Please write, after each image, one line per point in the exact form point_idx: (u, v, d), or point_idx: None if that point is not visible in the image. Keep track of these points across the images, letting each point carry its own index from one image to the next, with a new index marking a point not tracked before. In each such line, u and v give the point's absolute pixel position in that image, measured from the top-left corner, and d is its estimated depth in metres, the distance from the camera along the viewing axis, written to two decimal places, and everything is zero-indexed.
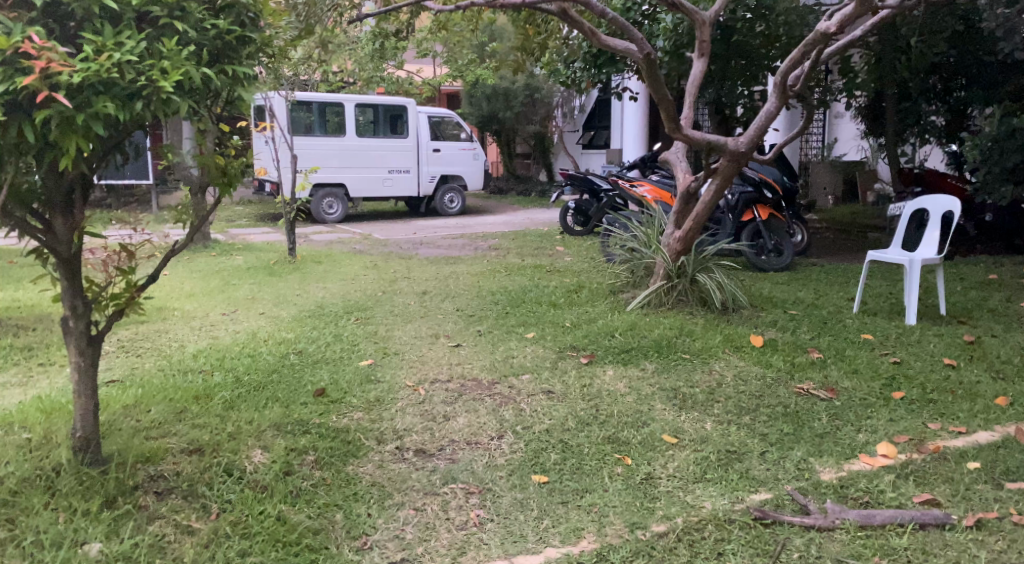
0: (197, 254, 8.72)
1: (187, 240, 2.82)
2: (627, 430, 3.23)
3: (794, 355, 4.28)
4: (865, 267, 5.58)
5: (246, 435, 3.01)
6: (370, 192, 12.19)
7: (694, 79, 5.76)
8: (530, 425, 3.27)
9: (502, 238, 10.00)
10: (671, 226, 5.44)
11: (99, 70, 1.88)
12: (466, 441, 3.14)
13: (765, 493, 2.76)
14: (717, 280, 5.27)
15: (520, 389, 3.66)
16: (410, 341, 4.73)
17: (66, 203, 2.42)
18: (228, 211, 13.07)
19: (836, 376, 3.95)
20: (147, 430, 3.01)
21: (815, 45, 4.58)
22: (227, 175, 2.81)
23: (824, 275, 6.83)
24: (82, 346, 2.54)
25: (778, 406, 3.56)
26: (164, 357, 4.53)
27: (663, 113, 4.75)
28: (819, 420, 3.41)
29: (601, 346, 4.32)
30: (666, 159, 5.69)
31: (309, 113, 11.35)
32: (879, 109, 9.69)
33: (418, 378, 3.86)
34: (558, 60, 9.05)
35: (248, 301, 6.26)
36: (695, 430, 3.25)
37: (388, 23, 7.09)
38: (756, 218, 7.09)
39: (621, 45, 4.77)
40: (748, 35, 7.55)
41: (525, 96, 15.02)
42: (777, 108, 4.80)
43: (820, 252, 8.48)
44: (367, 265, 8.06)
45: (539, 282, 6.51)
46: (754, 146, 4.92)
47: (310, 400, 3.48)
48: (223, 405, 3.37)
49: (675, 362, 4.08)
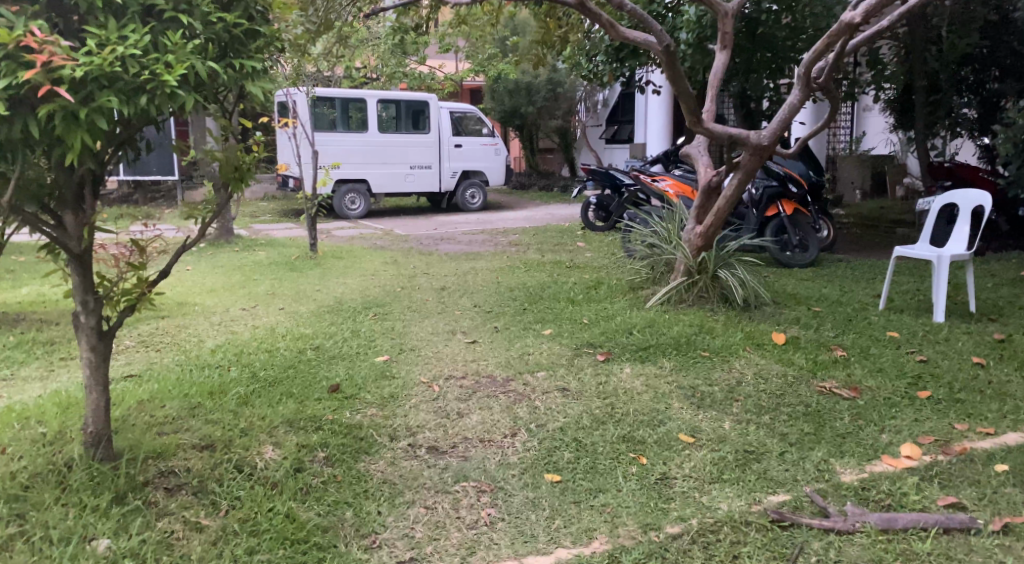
0: (220, 249, 8.79)
1: (199, 237, 2.80)
2: (643, 429, 3.17)
3: (817, 354, 4.19)
4: (892, 263, 5.46)
5: (259, 431, 3.00)
6: (392, 188, 12.20)
7: (717, 72, 5.64)
8: (545, 423, 3.22)
9: (523, 233, 9.95)
10: (691, 222, 5.34)
11: (102, 65, 1.87)
12: (480, 438, 3.12)
13: (783, 495, 2.69)
14: (739, 277, 5.17)
15: (535, 387, 3.62)
16: (427, 337, 4.71)
17: (76, 199, 2.42)
18: (252, 206, 13.18)
19: (860, 375, 3.88)
20: (160, 425, 3.01)
21: (841, 35, 4.43)
22: (239, 171, 2.79)
23: (850, 271, 6.69)
24: (93, 342, 2.54)
25: (799, 404, 3.48)
26: (182, 352, 4.57)
27: (684, 106, 4.64)
28: (841, 419, 3.34)
29: (618, 343, 4.25)
30: (688, 152, 5.58)
31: (332, 109, 11.40)
32: (908, 102, 9.48)
33: (433, 374, 3.83)
34: (580, 54, 9.00)
35: (269, 297, 6.28)
36: (712, 430, 3.18)
37: (407, 17, 7.09)
38: (781, 213, 6.96)
39: (641, 37, 4.66)
40: (774, 27, 7.43)
41: (547, 91, 14.93)
42: (801, 100, 4.67)
43: (847, 248, 8.33)
44: (387, 260, 8.08)
45: (558, 279, 6.46)
46: (777, 139, 4.80)
47: (325, 396, 3.48)
48: (237, 401, 3.36)
49: (694, 359, 4.01)
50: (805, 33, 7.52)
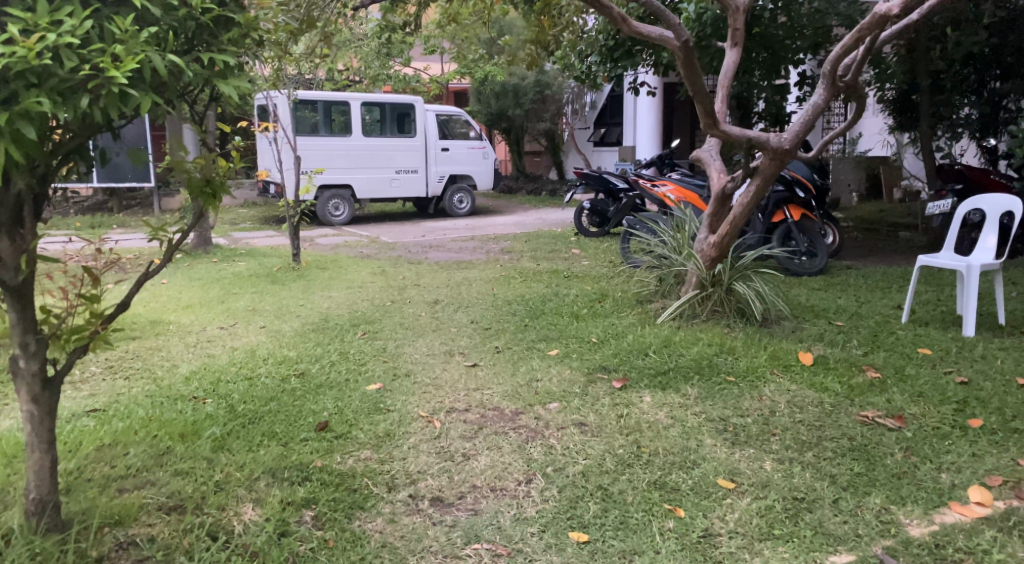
0: (198, 260, 8.36)
1: (164, 261, 2.41)
2: (675, 473, 2.81)
3: (850, 375, 3.84)
4: (915, 273, 5.12)
5: (236, 485, 2.59)
6: (378, 193, 11.78)
7: (728, 72, 5.29)
8: (563, 467, 2.85)
9: (515, 239, 9.57)
10: (704, 231, 4.97)
11: (26, 56, 1.47)
12: (490, 487, 2.73)
13: (847, 555, 2.34)
14: (756, 290, 4.81)
15: (547, 422, 3.24)
16: (422, 360, 4.31)
17: (12, 222, 2.01)
18: (231, 213, 12.69)
19: (902, 401, 3.53)
20: (120, 480, 2.59)
21: (871, 29, 4.12)
22: (211, 184, 2.42)
23: (863, 279, 6.36)
24: (36, 391, 2.15)
25: (843, 438, 3.13)
26: (154, 381, 4.15)
27: (700, 107, 4.31)
28: (893, 456, 2.98)
29: (634, 367, 3.87)
30: (699, 158, 5.21)
31: (314, 112, 10.95)
32: (909, 103, 9.17)
33: (434, 407, 3.44)
34: (572, 54, 8.63)
35: (249, 313, 5.86)
36: (753, 472, 2.82)
37: (393, 16, 6.70)
38: (788, 218, 6.59)
39: (654, 32, 4.32)
40: (772, 26, 7.10)
41: (535, 93, 14.51)
42: (827, 100, 4.35)
43: (854, 253, 8.00)
44: (374, 271, 7.68)
45: (558, 290, 6.08)
46: (799, 142, 4.46)
47: (311, 436, 3.08)
48: (212, 443, 2.95)
49: (719, 386, 3.64)
50: (806, 31, 7.20)
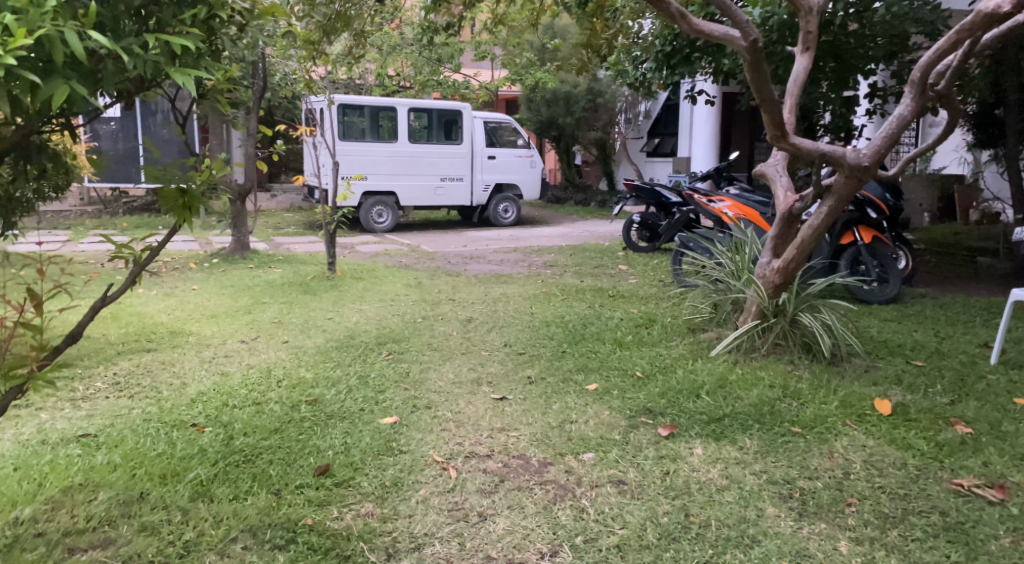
0: (233, 265, 8.13)
1: (127, 283, 2.05)
2: (730, 552, 2.34)
3: (937, 430, 3.30)
4: (1007, 308, 4.50)
5: (206, 549, 2.25)
6: (421, 201, 11.47)
7: (797, 79, 4.78)
8: (595, 537, 2.40)
9: (561, 253, 9.11)
10: (767, 255, 4.46)
11: None
12: (507, 559, 2.30)
13: None
14: (824, 322, 4.28)
15: (580, 477, 2.79)
16: (447, 389, 3.89)
17: None
18: (275, 217, 12.51)
19: (1002, 465, 2.98)
20: (78, 535, 2.28)
21: (972, 30, 3.61)
22: (186, 196, 2.15)
23: (941, 311, 5.72)
24: None
25: (931, 512, 2.61)
26: (158, 400, 3.83)
27: (767, 117, 3.84)
28: (996, 539, 2.46)
29: (683, 411, 3.40)
30: (763, 173, 4.70)
31: (362, 118, 10.72)
32: (993, 118, 8.42)
33: (450, 450, 3.03)
34: (626, 60, 8.18)
35: (274, 327, 5.53)
36: (825, 555, 2.34)
37: (437, 17, 6.33)
38: (857, 241, 6.00)
39: (718, 31, 3.86)
40: (841, 33, 6.54)
41: (587, 102, 14.07)
42: (914, 111, 3.84)
43: (927, 280, 7.32)
44: (410, 282, 7.33)
45: (602, 312, 5.60)
46: (880, 158, 3.93)
47: (308, 483, 2.69)
48: (195, 487, 2.61)
49: (783, 438, 3.15)
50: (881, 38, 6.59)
